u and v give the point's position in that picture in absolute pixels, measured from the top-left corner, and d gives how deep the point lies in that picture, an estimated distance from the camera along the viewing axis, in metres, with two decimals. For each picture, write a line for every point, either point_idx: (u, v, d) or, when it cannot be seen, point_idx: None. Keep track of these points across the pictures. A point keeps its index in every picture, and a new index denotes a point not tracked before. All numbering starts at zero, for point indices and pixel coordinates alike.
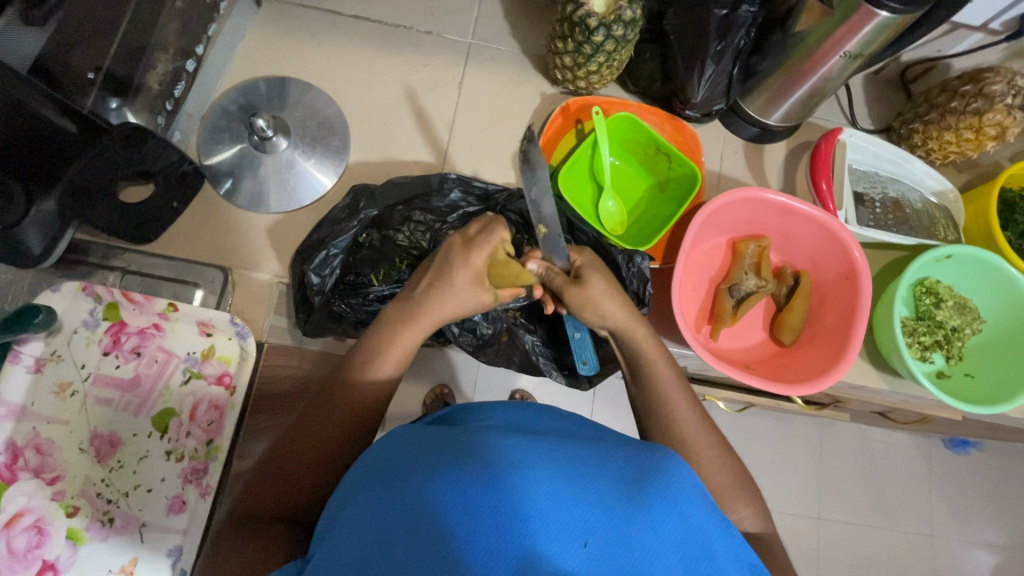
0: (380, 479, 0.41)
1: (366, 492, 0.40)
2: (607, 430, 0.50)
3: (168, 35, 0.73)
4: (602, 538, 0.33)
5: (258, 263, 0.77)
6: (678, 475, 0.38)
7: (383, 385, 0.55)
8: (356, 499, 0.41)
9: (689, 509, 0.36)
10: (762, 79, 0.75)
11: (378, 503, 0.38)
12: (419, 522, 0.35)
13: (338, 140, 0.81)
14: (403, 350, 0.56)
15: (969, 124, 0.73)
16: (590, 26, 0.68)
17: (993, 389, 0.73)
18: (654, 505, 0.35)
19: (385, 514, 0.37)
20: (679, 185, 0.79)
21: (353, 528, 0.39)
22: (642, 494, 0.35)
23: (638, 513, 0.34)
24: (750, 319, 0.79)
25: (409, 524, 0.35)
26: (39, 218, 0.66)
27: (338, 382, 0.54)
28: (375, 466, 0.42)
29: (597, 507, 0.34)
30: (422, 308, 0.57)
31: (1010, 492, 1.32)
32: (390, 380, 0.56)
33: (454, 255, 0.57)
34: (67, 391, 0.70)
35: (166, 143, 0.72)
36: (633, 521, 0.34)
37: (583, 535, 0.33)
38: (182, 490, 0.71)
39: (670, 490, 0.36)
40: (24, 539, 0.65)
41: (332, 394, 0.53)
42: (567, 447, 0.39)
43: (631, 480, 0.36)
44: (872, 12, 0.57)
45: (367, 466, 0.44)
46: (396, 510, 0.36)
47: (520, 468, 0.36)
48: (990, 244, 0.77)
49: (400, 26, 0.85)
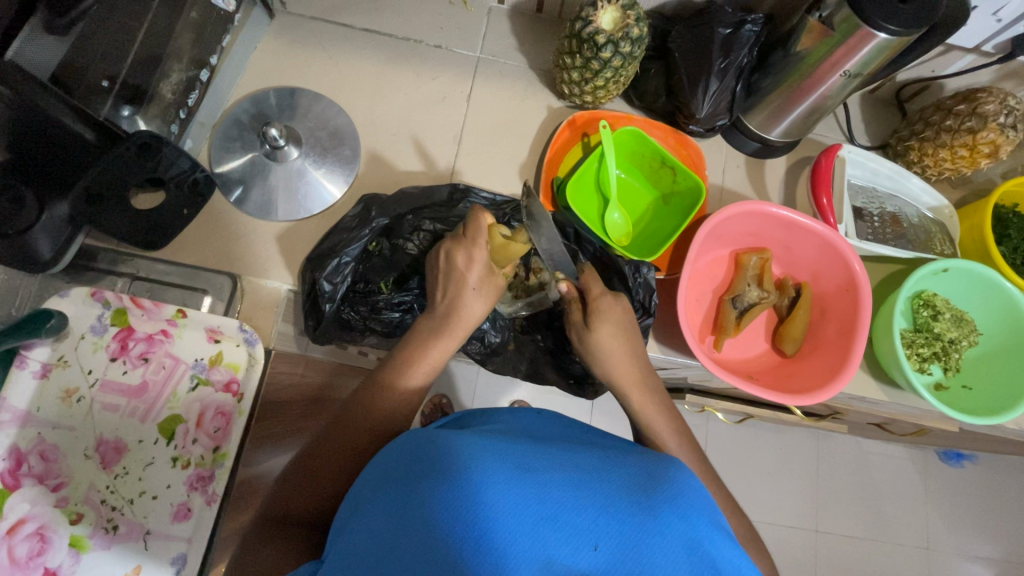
0: (392, 481, 0.41)
1: (378, 493, 0.41)
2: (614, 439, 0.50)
3: (181, 46, 0.74)
4: (612, 542, 0.33)
5: (266, 270, 0.77)
6: (688, 486, 0.38)
7: (411, 393, 0.57)
8: (367, 501, 0.41)
9: (697, 518, 0.36)
10: (764, 96, 0.77)
11: (390, 505, 0.39)
12: (431, 522, 0.35)
13: (348, 149, 0.82)
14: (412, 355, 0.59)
15: (963, 142, 0.75)
16: (599, 42, 0.70)
17: (991, 400, 0.74)
18: (663, 511, 0.35)
19: (397, 515, 0.37)
20: (683, 198, 0.81)
21: (364, 530, 0.39)
22: (652, 500, 0.36)
23: (648, 520, 0.34)
24: (752, 329, 0.81)
25: (420, 525, 0.35)
26: (49, 224, 0.65)
27: (364, 396, 0.56)
28: (386, 468, 0.43)
29: (606, 512, 0.34)
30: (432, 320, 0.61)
31: (1006, 507, 1.33)
32: (413, 391, 0.58)
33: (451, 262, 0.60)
34: (73, 398, 0.70)
35: (179, 151, 0.71)
36: (644, 525, 0.34)
37: (593, 538, 0.33)
38: (187, 497, 0.71)
39: (678, 499, 0.36)
40: (26, 547, 0.65)
41: (358, 404, 0.55)
42: (577, 455, 0.40)
43: (641, 488, 0.37)
44: (871, 34, 0.60)
45: (378, 469, 0.44)
46: (407, 510, 0.37)
47: (532, 473, 0.36)
48: (984, 258, 0.79)
49: (410, 40, 0.87)
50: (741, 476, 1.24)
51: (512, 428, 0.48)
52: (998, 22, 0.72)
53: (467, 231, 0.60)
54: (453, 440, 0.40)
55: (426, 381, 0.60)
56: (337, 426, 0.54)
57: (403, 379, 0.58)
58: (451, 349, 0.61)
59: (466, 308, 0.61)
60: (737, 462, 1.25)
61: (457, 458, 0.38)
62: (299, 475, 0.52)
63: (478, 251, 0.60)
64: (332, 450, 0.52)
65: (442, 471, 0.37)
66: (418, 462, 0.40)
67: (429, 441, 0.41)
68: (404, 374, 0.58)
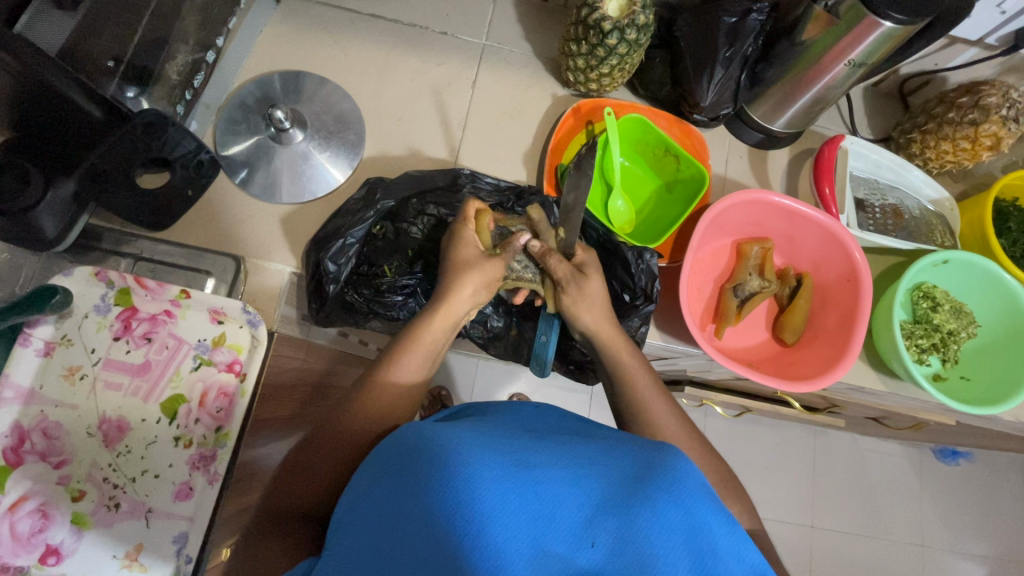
0: (388, 476, 0.40)
1: (373, 489, 0.41)
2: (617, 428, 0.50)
3: (187, 28, 0.76)
4: (608, 537, 0.34)
5: (269, 254, 0.78)
6: (686, 473, 0.37)
7: (415, 375, 0.58)
8: (363, 498, 0.41)
9: (694, 506, 0.36)
10: (768, 87, 0.78)
11: (387, 503, 0.38)
12: (428, 519, 0.35)
13: (353, 134, 0.82)
14: (423, 348, 0.59)
15: (965, 134, 0.76)
16: (604, 29, 0.70)
17: (989, 391, 0.75)
18: (658, 500, 0.35)
19: (394, 513, 0.37)
20: (686, 187, 0.81)
21: (363, 527, 0.39)
22: (647, 491, 0.36)
23: (642, 510, 0.35)
24: (753, 319, 0.81)
25: (417, 522, 0.35)
26: (54, 202, 0.64)
27: (369, 386, 0.56)
28: (381, 463, 0.42)
29: (603, 508, 0.35)
30: (444, 305, 0.60)
31: (1000, 504, 1.34)
32: (421, 372, 0.59)
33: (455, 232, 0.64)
34: (76, 375, 0.70)
35: (185, 132, 0.71)
36: (639, 516, 0.34)
37: (590, 535, 0.34)
38: (189, 476, 0.71)
39: (674, 487, 0.36)
40: (27, 523, 0.65)
41: (368, 383, 0.56)
42: (572, 448, 0.40)
43: (636, 478, 0.37)
44: (877, 23, 0.60)
45: (373, 465, 0.43)
46: (405, 508, 0.37)
47: (527, 470, 0.36)
48: (985, 251, 0.79)
49: (416, 26, 0.87)
50: (738, 470, 1.24)
51: (508, 420, 0.48)
52: (1001, 15, 0.72)
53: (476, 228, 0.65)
54: (447, 436, 0.40)
55: (430, 367, 0.60)
56: (345, 411, 0.54)
57: (407, 369, 0.58)
58: (452, 319, 0.60)
59: (462, 296, 0.60)
60: (734, 456, 1.25)
61: (453, 453, 0.38)
62: (307, 452, 0.52)
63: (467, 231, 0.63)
64: (337, 431, 0.53)
65: (437, 466, 0.37)
66: (413, 456, 0.39)
67: (424, 437, 0.41)
68: (411, 356, 0.58)
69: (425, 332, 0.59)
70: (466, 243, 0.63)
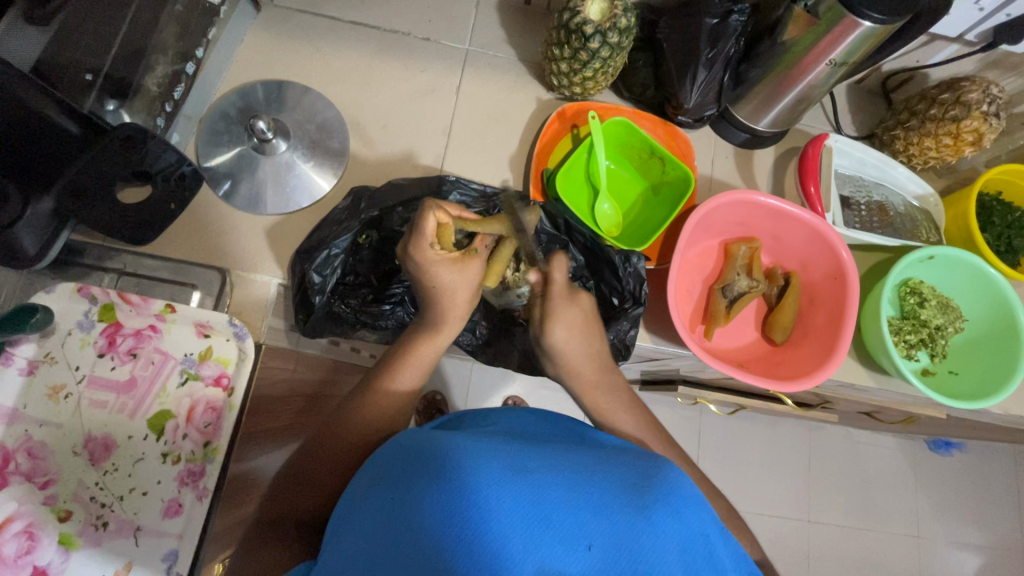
0: (385, 482, 0.40)
1: (370, 495, 0.40)
2: (610, 437, 0.50)
3: (165, 39, 0.75)
4: (605, 542, 0.33)
5: (255, 264, 0.77)
6: (683, 484, 0.37)
7: (408, 392, 0.58)
8: (359, 504, 0.40)
9: (690, 515, 0.36)
10: (751, 87, 0.78)
11: (383, 508, 0.38)
12: (423, 524, 0.35)
13: (338, 143, 0.81)
14: (418, 360, 0.59)
15: (948, 131, 0.76)
16: (586, 33, 0.70)
17: (977, 386, 0.75)
18: (654, 510, 0.35)
19: (390, 518, 0.37)
20: (672, 189, 0.81)
21: (358, 532, 0.38)
22: (644, 499, 0.36)
23: (639, 517, 0.34)
24: (743, 318, 0.82)
25: (413, 528, 0.35)
26: (35, 218, 0.64)
27: (361, 399, 0.56)
28: (378, 471, 0.42)
29: (600, 513, 0.34)
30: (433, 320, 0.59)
31: (993, 494, 1.35)
32: (419, 386, 0.59)
33: (422, 254, 0.57)
34: (60, 394, 0.69)
35: (166, 145, 0.69)
36: (636, 523, 0.34)
37: (586, 539, 0.33)
38: (178, 493, 0.70)
39: (672, 496, 0.36)
40: (14, 545, 0.64)
41: (365, 395, 0.56)
42: (570, 455, 0.40)
43: (633, 486, 0.37)
44: (856, 23, 0.60)
45: (370, 472, 0.43)
46: (400, 514, 0.36)
47: (524, 475, 0.36)
48: (969, 245, 0.80)
49: (398, 32, 0.87)
50: (734, 468, 1.25)
51: (504, 428, 0.48)
52: (980, 11, 0.73)
53: (438, 234, 0.58)
54: (445, 442, 0.40)
55: (425, 379, 0.60)
56: (333, 428, 0.54)
57: (395, 384, 0.57)
58: (447, 337, 0.61)
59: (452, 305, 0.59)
60: (730, 454, 1.25)
61: (450, 459, 0.38)
62: (297, 467, 0.52)
63: (431, 252, 0.57)
64: (326, 446, 0.52)
65: (433, 473, 0.37)
66: (410, 462, 0.39)
67: (421, 443, 0.40)
68: (406, 369, 0.58)
69: (413, 346, 0.59)
70: (442, 265, 0.57)
